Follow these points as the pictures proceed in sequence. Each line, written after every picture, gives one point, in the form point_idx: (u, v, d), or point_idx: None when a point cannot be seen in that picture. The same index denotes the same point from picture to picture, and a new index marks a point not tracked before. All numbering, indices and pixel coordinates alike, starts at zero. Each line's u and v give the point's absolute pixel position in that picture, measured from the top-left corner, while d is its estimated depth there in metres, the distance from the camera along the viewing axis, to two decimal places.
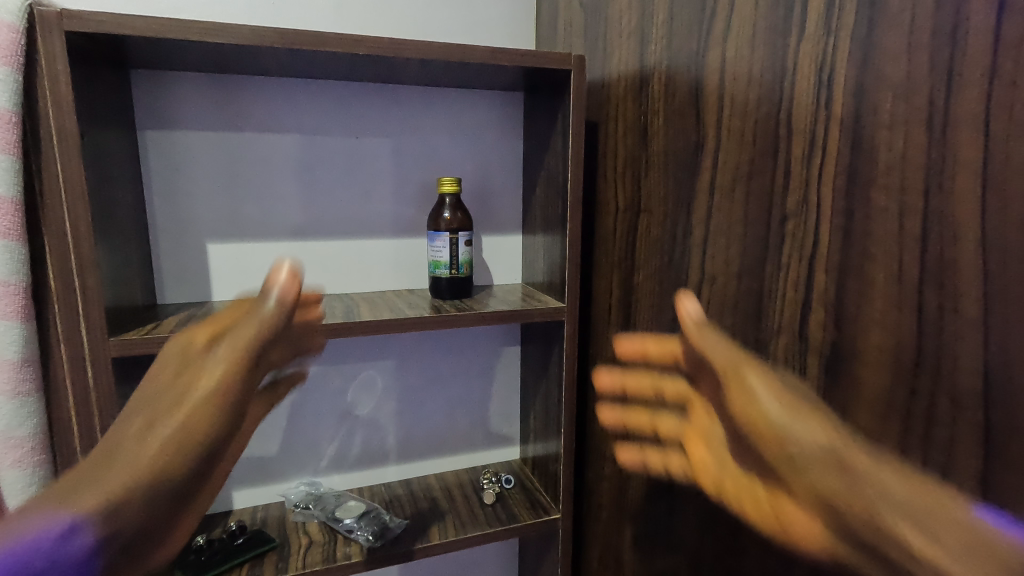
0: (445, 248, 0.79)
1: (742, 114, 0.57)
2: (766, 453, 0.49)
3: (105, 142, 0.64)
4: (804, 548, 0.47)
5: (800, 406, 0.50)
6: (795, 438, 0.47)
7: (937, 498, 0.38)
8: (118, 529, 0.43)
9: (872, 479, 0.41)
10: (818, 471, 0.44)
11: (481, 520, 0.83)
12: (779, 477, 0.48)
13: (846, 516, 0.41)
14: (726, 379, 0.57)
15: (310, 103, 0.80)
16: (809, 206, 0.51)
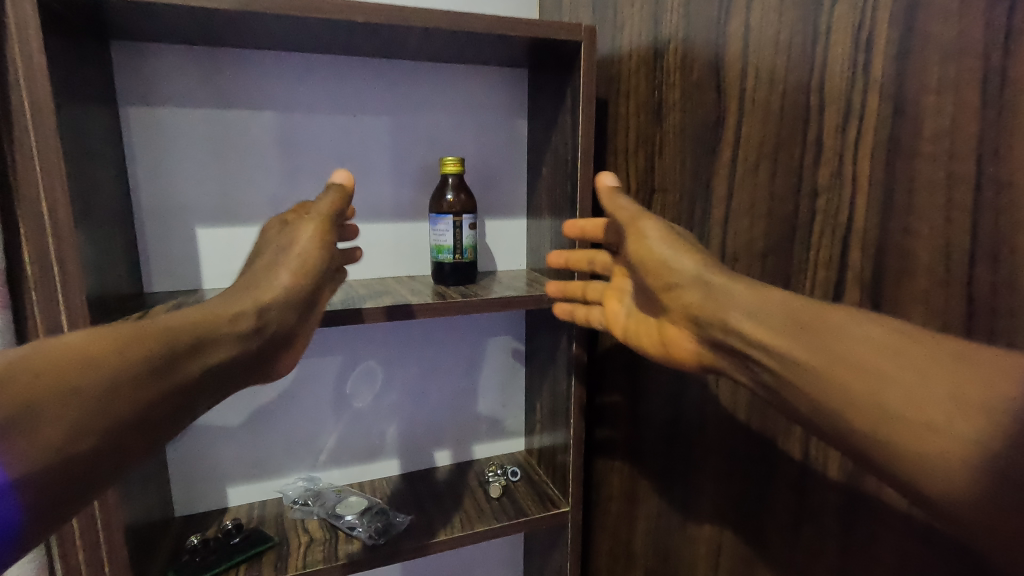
0: (448, 232, 0.75)
1: (768, 83, 0.54)
2: (658, 287, 0.56)
3: (85, 117, 0.59)
4: (683, 363, 0.58)
5: (678, 244, 0.55)
6: (674, 273, 0.54)
7: (769, 294, 0.47)
8: (44, 410, 0.34)
9: (728, 295, 0.49)
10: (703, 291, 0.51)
11: (488, 515, 0.80)
12: (666, 297, 0.55)
13: (706, 325, 0.52)
14: (631, 240, 0.58)
15: (303, 79, 0.75)
16: (843, 179, 0.48)
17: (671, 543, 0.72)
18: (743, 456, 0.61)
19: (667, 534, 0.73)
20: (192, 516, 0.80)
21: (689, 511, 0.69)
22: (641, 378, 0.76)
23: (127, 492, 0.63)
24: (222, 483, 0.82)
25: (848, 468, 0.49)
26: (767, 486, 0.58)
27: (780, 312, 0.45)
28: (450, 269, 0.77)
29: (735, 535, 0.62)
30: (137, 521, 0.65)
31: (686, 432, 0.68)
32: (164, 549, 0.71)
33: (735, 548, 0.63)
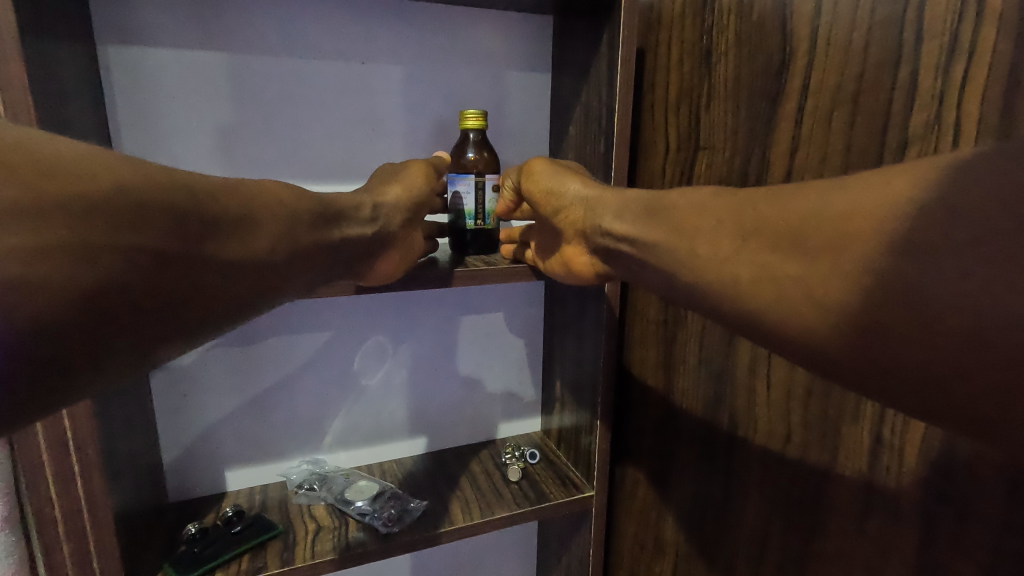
0: (469, 195, 0.67)
1: (848, 19, 0.47)
2: (546, 208, 0.62)
3: (58, 52, 0.51)
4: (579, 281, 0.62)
5: (556, 171, 0.62)
6: (552, 196, 0.61)
7: (623, 194, 0.54)
8: (193, 228, 0.37)
9: (600, 202, 0.56)
10: (579, 206, 0.58)
11: (508, 499, 0.75)
12: (551, 219, 0.62)
13: (589, 234, 0.57)
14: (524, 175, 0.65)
15: (306, 20, 0.67)
16: (943, 127, 0.41)
17: (709, 531, 0.68)
18: (797, 441, 0.55)
19: (703, 521, 0.68)
20: (188, 502, 0.74)
21: (730, 497, 0.64)
22: (675, 354, 0.70)
23: (116, 477, 0.57)
24: (220, 466, 0.76)
25: (934, 456, 0.43)
26: (828, 474, 0.52)
27: (638, 206, 0.51)
28: (471, 237, 0.71)
29: (783, 524, 0.58)
30: (128, 510, 0.59)
31: (729, 413, 0.63)
32: (158, 540, 0.65)
33: (784, 539, 0.58)
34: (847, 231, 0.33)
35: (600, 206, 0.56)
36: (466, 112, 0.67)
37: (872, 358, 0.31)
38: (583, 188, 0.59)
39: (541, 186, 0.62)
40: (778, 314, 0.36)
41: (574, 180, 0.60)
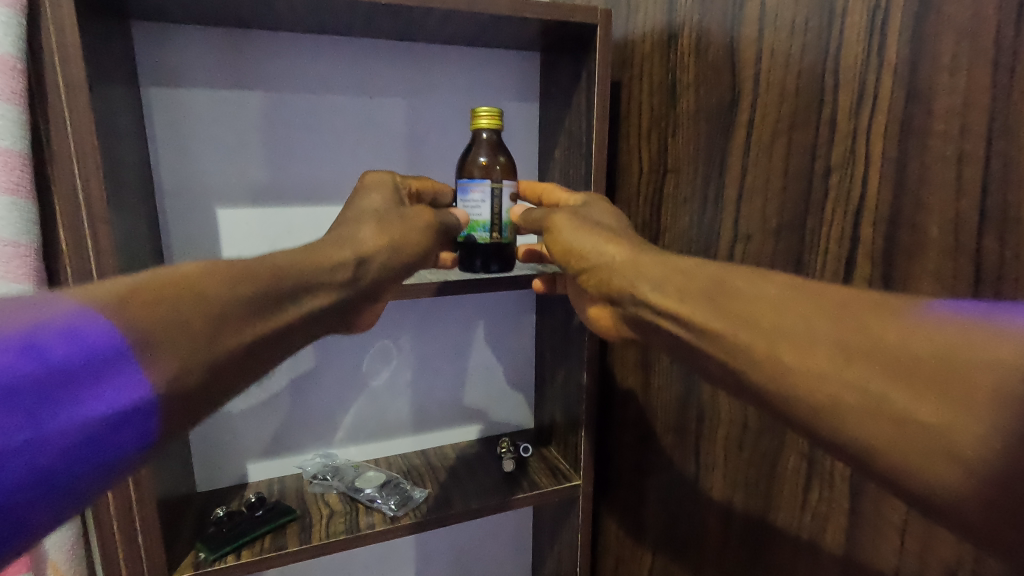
0: (484, 205, 0.66)
1: (783, 65, 0.56)
2: (569, 268, 0.63)
3: (112, 98, 0.60)
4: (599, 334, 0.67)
5: (579, 229, 0.61)
6: (577, 258, 0.61)
7: (670, 264, 0.53)
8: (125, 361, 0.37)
9: (630, 269, 0.55)
10: (598, 272, 0.59)
11: (503, 488, 0.82)
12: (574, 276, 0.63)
13: (624, 301, 0.56)
14: (547, 230, 0.64)
15: (320, 62, 0.76)
16: (856, 157, 0.50)
17: (683, 513, 0.76)
18: (752, 427, 0.63)
19: (677, 503, 0.76)
20: (213, 492, 0.82)
21: (700, 481, 0.72)
22: (651, 354, 0.78)
23: (156, 464, 0.65)
24: (241, 459, 0.83)
25: None
26: (778, 456, 0.60)
27: (675, 277, 0.51)
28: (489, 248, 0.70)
29: (742, 501, 0.65)
30: (165, 494, 0.67)
31: (697, 405, 0.71)
32: (189, 523, 0.73)
33: (745, 515, 0.65)
34: (967, 371, 0.32)
35: (628, 273, 0.55)
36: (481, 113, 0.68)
37: (1000, 516, 0.30)
38: (606, 253, 0.58)
39: (565, 244, 0.62)
40: (872, 441, 0.36)
41: (597, 241, 0.59)
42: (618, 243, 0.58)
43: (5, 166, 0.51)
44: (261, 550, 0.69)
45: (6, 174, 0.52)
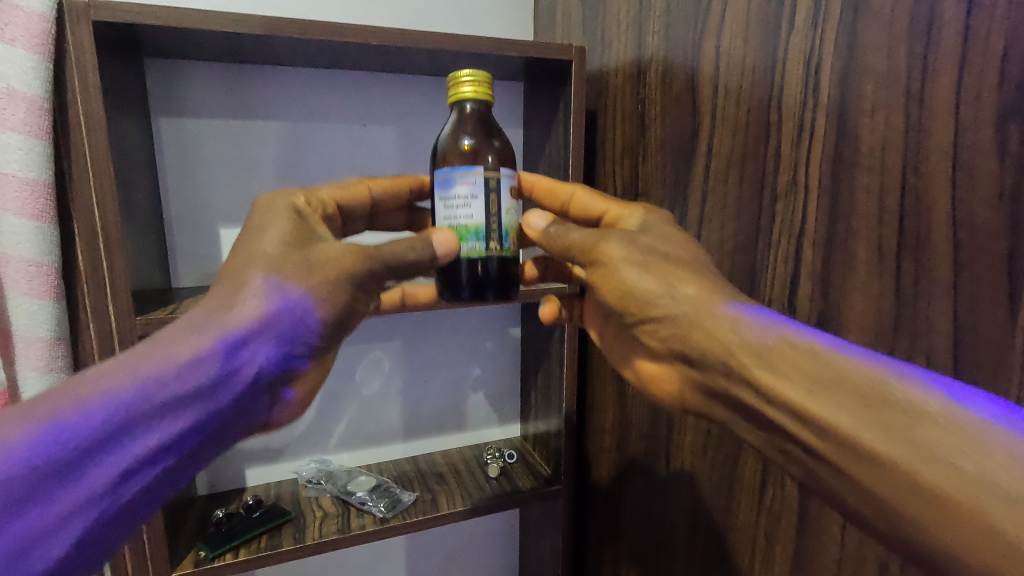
0: (476, 203, 0.55)
1: (734, 101, 0.62)
2: (626, 311, 0.56)
3: (126, 130, 0.66)
4: (649, 384, 0.61)
5: (642, 266, 0.54)
6: (639, 303, 0.54)
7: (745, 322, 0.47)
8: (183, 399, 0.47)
9: (717, 323, 0.49)
10: (667, 321, 0.52)
11: (487, 492, 0.87)
12: (630, 322, 0.57)
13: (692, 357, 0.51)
14: (596, 263, 0.57)
15: (318, 93, 0.82)
16: (797, 186, 0.56)
17: (657, 514, 0.80)
18: (715, 432, 0.68)
19: (651, 505, 0.81)
20: (213, 495, 0.86)
21: (670, 484, 0.77)
22: None
23: None
24: (240, 464, 0.88)
25: None
26: (738, 458, 0.65)
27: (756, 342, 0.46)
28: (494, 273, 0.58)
29: (707, 501, 0.70)
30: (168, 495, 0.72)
31: (667, 412, 0.76)
32: (190, 525, 0.77)
33: (709, 514, 0.70)
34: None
35: (715, 326, 0.49)
36: (461, 81, 0.57)
37: None
38: (686, 302, 0.51)
39: (622, 281, 0.55)
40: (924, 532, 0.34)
41: (669, 283, 0.53)
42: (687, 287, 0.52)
43: (30, 194, 0.57)
44: (258, 549, 0.73)
45: (31, 202, 0.58)
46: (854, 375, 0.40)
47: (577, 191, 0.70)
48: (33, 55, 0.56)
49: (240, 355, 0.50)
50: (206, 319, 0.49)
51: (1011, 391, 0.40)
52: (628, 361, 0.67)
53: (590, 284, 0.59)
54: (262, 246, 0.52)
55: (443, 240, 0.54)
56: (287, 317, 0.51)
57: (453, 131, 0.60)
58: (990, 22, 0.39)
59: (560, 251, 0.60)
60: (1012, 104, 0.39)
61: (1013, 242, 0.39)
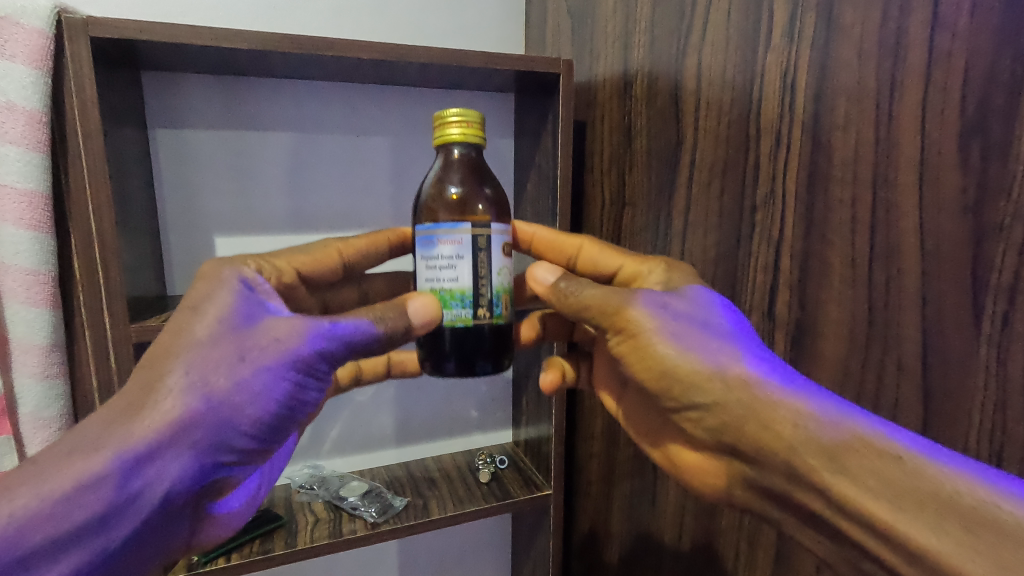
0: (462, 265, 0.53)
1: (715, 114, 0.63)
2: (665, 395, 0.55)
3: (123, 142, 0.68)
4: (688, 471, 0.60)
5: (692, 349, 0.53)
6: (689, 388, 0.53)
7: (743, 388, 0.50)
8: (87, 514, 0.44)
9: (779, 417, 0.48)
10: (721, 410, 0.51)
11: (478, 497, 0.88)
12: (672, 405, 0.55)
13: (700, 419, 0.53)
14: (622, 330, 0.55)
15: (312, 105, 0.84)
16: (775, 198, 0.57)
17: (645, 519, 0.82)
18: None
19: (640, 510, 0.83)
20: None
21: (658, 489, 0.78)
22: None
23: None
24: None
25: None
26: None
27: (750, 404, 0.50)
28: (488, 343, 0.58)
29: (693, 506, 0.71)
30: None
31: None
32: None
33: (695, 519, 0.71)
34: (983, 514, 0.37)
35: (777, 421, 0.48)
36: (446, 126, 0.55)
37: None
38: (740, 392, 0.50)
39: (668, 361, 0.53)
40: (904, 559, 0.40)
41: (722, 367, 0.52)
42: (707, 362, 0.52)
43: (28, 205, 0.59)
44: (250, 553, 0.74)
45: (29, 213, 0.59)
46: (902, 466, 0.41)
47: (584, 245, 0.70)
48: (33, 70, 0.57)
49: (149, 471, 0.45)
50: (113, 422, 0.45)
51: (977, 398, 0.42)
52: (652, 431, 0.66)
53: (617, 354, 0.57)
54: (196, 320, 0.48)
55: (420, 307, 0.54)
56: (219, 416, 0.47)
57: (440, 174, 0.59)
58: (952, 41, 0.41)
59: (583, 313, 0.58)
60: (973, 120, 0.40)
61: (976, 254, 0.41)
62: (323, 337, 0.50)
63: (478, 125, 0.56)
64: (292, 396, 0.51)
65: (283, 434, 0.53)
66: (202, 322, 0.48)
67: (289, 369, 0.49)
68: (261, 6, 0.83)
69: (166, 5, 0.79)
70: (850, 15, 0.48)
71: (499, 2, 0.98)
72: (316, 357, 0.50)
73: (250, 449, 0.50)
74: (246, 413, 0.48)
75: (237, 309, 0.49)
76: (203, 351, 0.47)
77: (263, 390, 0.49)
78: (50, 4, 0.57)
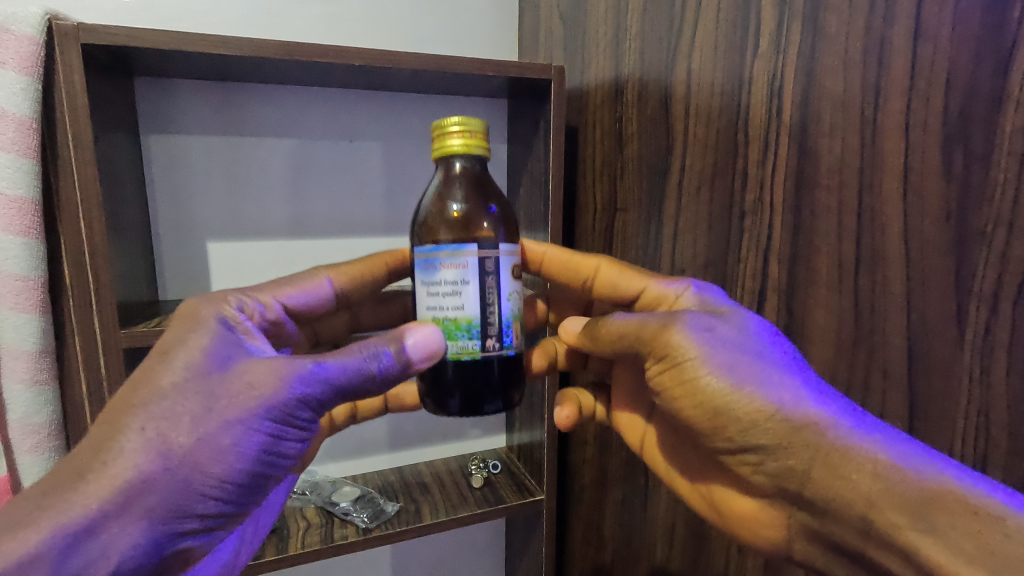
0: (469, 290, 0.50)
1: (704, 120, 0.64)
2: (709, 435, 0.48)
3: (114, 148, 0.68)
4: (734, 520, 0.52)
5: (746, 384, 0.46)
6: (743, 427, 0.45)
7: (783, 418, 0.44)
8: None
9: (853, 464, 0.41)
10: (783, 453, 0.44)
11: (470, 502, 0.88)
12: (720, 447, 0.48)
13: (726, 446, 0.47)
14: (661, 356, 0.49)
15: (304, 110, 0.84)
16: (764, 204, 0.57)
17: (638, 524, 0.82)
18: None
19: (632, 515, 0.83)
20: None
21: (650, 493, 0.78)
22: None
23: None
24: None
25: None
26: None
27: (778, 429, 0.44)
28: (496, 377, 0.54)
29: (684, 511, 0.72)
30: None
31: None
32: None
33: (686, 524, 0.71)
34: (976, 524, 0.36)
35: (850, 468, 0.41)
36: (445, 135, 0.53)
37: None
38: (807, 434, 0.43)
39: (722, 394, 0.46)
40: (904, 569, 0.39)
41: (785, 405, 0.44)
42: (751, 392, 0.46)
43: (18, 211, 0.59)
44: None
45: (19, 219, 0.59)
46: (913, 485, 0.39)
47: (601, 265, 0.66)
48: (22, 77, 0.57)
49: (93, 547, 0.39)
50: (53, 490, 0.39)
51: (961, 404, 0.42)
52: (688, 470, 0.59)
53: (657, 384, 0.50)
54: (164, 369, 0.43)
55: (419, 339, 0.49)
56: (179, 477, 0.41)
57: (441, 189, 0.56)
58: (934, 50, 0.41)
59: (621, 346, 0.53)
60: (955, 128, 0.40)
61: (959, 262, 0.41)
62: (304, 382, 0.45)
63: (480, 134, 0.53)
64: (267, 450, 0.45)
65: (258, 492, 0.47)
66: (168, 372, 0.43)
67: (263, 418, 0.44)
68: (254, 12, 0.83)
69: (158, 11, 0.79)
70: (835, 23, 0.49)
71: (492, 8, 0.98)
72: (296, 403, 0.45)
73: (218, 514, 0.44)
74: (212, 473, 0.42)
75: (210, 356, 0.45)
76: (167, 401, 0.42)
77: (233, 444, 0.43)
78: (40, 11, 0.57)
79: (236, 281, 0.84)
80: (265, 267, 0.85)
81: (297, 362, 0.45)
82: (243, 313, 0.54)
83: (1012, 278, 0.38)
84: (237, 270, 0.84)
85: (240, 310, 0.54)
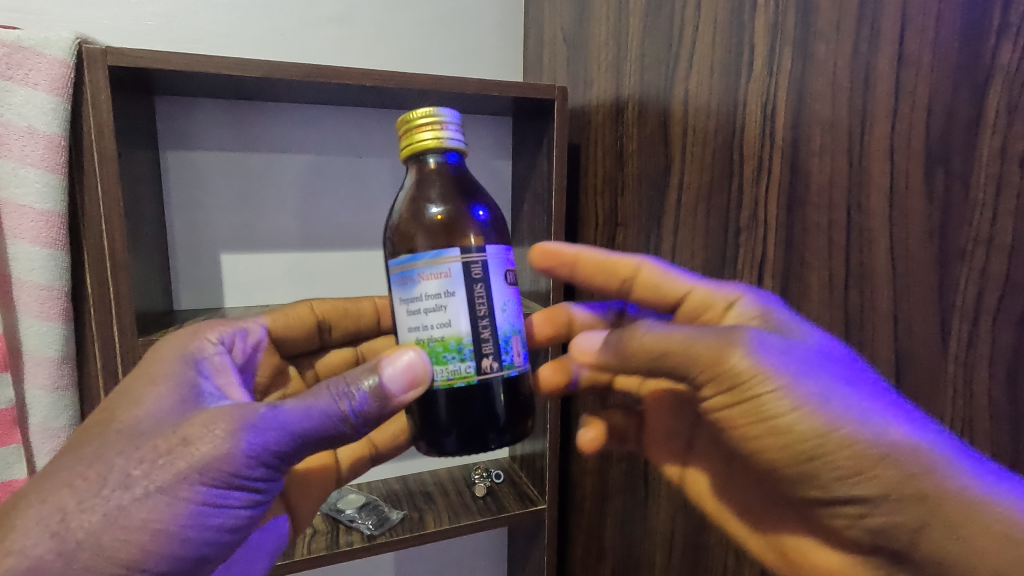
0: (456, 297, 0.51)
1: (701, 140, 0.66)
2: (792, 477, 0.45)
3: (135, 163, 0.71)
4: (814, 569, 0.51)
5: (844, 422, 0.42)
6: (843, 475, 0.42)
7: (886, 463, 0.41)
8: None
9: (975, 524, 0.38)
10: (891, 506, 0.41)
11: (474, 510, 0.89)
12: (812, 494, 0.45)
13: (813, 488, 0.44)
14: (727, 385, 0.44)
15: (317, 129, 0.87)
16: (758, 221, 0.60)
17: (637, 533, 0.83)
18: None
19: (630, 525, 0.84)
20: None
21: (648, 504, 0.80)
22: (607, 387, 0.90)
23: None
24: None
25: None
26: None
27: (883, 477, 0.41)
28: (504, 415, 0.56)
29: (684, 521, 0.73)
30: None
31: None
32: None
33: (683, 535, 0.74)
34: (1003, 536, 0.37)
35: (969, 527, 0.39)
36: (413, 128, 0.53)
37: None
38: (922, 485, 0.40)
39: (814, 433, 0.42)
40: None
41: (892, 449, 0.40)
42: (849, 434, 0.42)
43: (46, 225, 0.62)
44: None
45: (46, 232, 0.62)
46: None
47: (642, 266, 0.64)
48: (54, 97, 0.61)
49: None
50: None
51: (946, 415, 0.43)
52: (750, 510, 0.58)
53: (725, 415, 0.46)
54: (98, 433, 0.44)
55: (398, 369, 0.49)
56: (77, 564, 0.40)
57: (414, 191, 0.57)
58: (916, 77, 0.43)
59: (660, 364, 0.47)
60: (936, 150, 0.42)
61: (941, 277, 0.43)
62: (254, 433, 0.45)
63: (450, 126, 0.54)
64: (201, 518, 0.44)
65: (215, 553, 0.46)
66: (98, 436, 0.44)
67: (194, 484, 0.43)
68: (268, 33, 0.87)
69: (177, 31, 0.82)
70: (823, 50, 0.51)
71: (498, 29, 1.01)
72: (243, 460, 0.45)
73: None
74: (124, 553, 0.41)
75: (148, 413, 0.45)
76: (85, 464, 0.43)
77: (152, 518, 0.42)
78: (71, 36, 0.61)
79: (250, 292, 0.87)
80: (275, 279, 0.88)
81: (248, 411, 0.45)
82: (224, 342, 0.57)
83: (991, 292, 0.40)
84: (250, 284, 0.87)
85: (221, 339, 0.57)
